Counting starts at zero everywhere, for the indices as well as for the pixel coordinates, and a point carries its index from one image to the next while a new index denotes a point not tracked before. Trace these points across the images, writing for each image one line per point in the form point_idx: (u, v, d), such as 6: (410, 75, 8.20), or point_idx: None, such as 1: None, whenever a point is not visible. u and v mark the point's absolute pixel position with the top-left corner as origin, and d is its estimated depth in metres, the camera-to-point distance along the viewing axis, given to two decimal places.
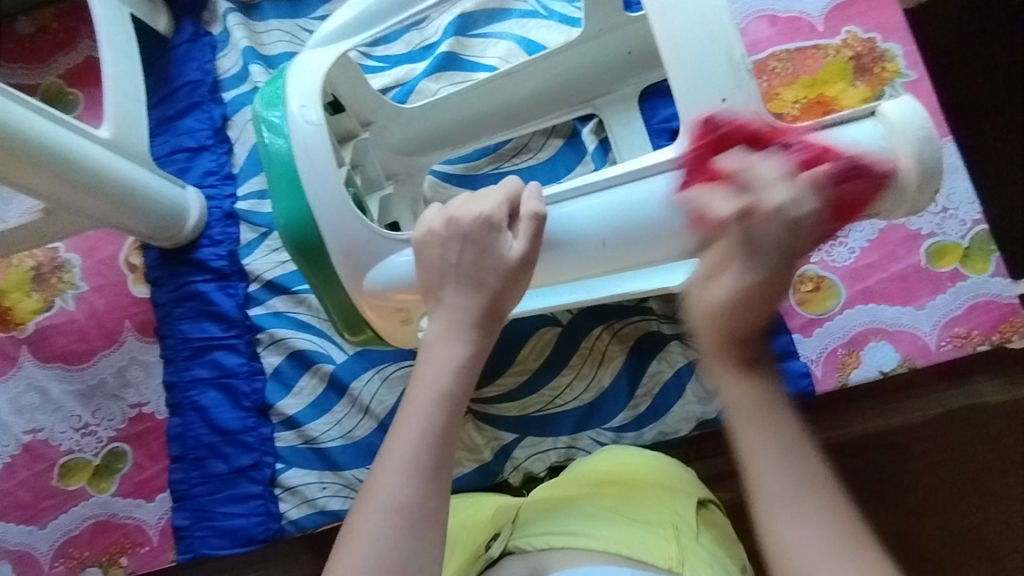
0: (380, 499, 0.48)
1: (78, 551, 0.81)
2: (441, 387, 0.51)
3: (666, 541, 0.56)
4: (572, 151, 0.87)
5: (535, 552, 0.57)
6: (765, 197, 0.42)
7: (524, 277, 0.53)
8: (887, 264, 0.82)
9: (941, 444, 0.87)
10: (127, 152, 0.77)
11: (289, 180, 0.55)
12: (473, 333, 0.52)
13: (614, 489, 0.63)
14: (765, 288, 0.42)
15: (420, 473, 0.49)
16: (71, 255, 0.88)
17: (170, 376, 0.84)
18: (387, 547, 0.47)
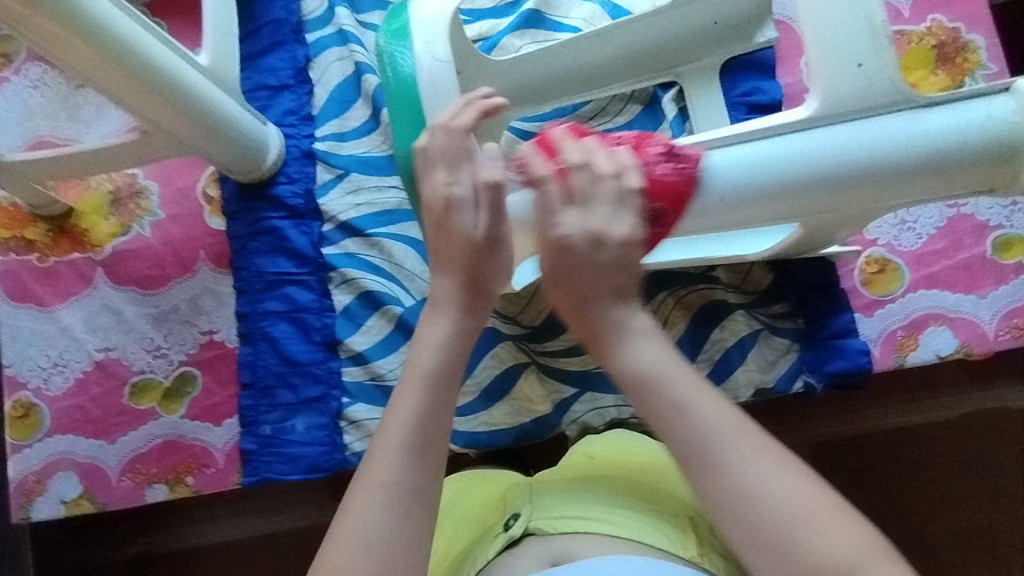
0: (372, 475, 0.51)
1: (145, 467, 0.84)
2: (428, 362, 0.55)
3: (684, 532, 0.61)
4: (650, 118, 0.88)
5: (559, 535, 0.61)
6: (586, 182, 0.53)
7: (490, 250, 0.56)
8: (953, 253, 0.83)
9: (962, 444, 0.91)
10: (223, 84, 0.78)
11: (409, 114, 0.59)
12: (457, 310, 0.57)
13: (612, 472, 0.66)
14: (564, 275, 0.54)
15: (408, 450, 0.52)
16: (149, 183, 0.90)
17: (243, 307, 0.87)
18: (380, 525, 0.50)
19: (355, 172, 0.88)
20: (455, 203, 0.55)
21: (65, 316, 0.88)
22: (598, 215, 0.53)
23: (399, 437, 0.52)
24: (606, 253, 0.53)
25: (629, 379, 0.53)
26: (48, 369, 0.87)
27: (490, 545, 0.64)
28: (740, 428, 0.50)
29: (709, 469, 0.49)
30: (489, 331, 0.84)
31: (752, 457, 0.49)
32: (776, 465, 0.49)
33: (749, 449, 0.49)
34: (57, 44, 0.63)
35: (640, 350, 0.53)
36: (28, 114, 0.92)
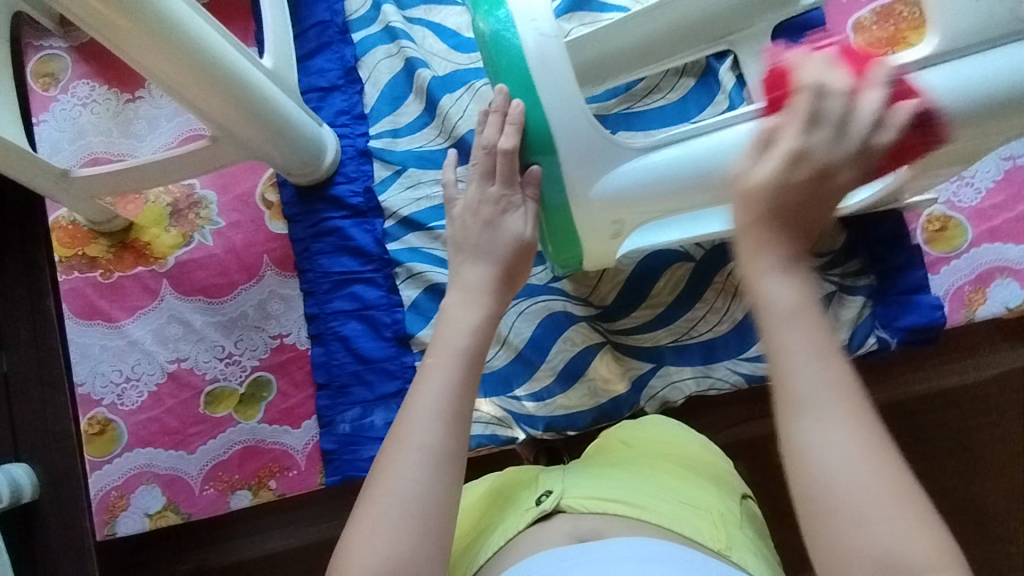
0: (411, 437, 0.52)
1: (227, 475, 0.84)
2: (460, 342, 0.57)
3: (715, 526, 0.62)
4: (704, 90, 0.90)
5: (589, 514, 0.62)
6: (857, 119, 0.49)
7: (531, 253, 0.64)
8: (1013, 205, 0.84)
9: (991, 398, 0.94)
10: (282, 84, 0.79)
11: (522, 86, 0.58)
12: (487, 299, 0.60)
13: (647, 463, 0.70)
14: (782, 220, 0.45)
15: (443, 417, 0.54)
16: (207, 192, 0.90)
17: (312, 308, 0.87)
18: (414, 479, 0.51)
19: (413, 167, 0.89)
20: (510, 206, 0.63)
21: (134, 330, 0.88)
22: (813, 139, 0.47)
23: (435, 406, 0.54)
24: (808, 170, 0.46)
25: (769, 313, 0.43)
26: (121, 384, 0.87)
27: (522, 518, 0.64)
28: (852, 394, 0.41)
29: (806, 425, 0.40)
30: (561, 315, 0.85)
31: (846, 423, 0.40)
32: (860, 437, 0.40)
33: (843, 419, 0.40)
34: (137, 49, 0.62)
35: (776, 286, 0.44)
36: (79, 132, 0.93)
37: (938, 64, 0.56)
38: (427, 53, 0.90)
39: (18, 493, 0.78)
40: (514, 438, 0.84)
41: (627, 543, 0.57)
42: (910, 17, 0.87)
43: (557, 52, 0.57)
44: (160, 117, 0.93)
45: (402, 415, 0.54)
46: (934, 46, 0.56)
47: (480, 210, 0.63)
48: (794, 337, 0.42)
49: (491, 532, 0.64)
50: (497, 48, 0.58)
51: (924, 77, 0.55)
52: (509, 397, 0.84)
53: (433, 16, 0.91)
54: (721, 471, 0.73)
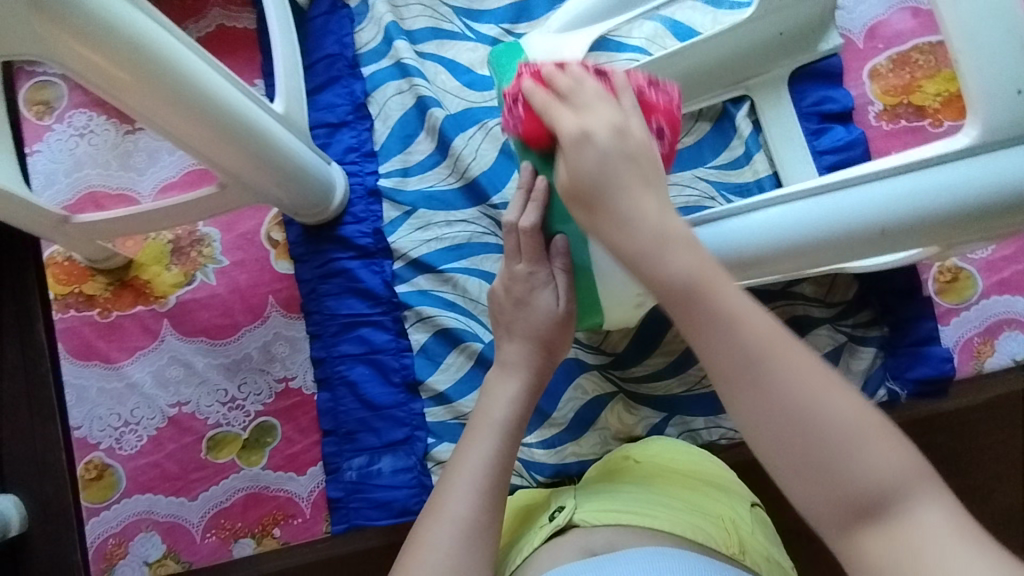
0: (444, 511, 0.56)
1: (230, 522, 0.82)
2: (498, 417, 0.62)
3: (725, 531, 0.63)
4: (719, 135, 0.88)
5: (601, 527, 0.62)
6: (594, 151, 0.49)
7: (567, 327, 0.64)
8: (1022, 257, 0.84)
9: (994, 427, 0.94)
10: (293, 127, 0.77)
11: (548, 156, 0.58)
12: (526, 371, 0.64)
13: (650, 475, 0.69)
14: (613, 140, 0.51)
15: (479, 489, 0.58)
16: (210, 229, 0.88)
17: (319, 351, 0.85)
18: (447, 553, 0.54)
19: (423, 207, 0.87)
20: (539, 283, 0.63)
21: (133, 372, 0.85)
22: (602, 116, 0.50)
23: (472, 478, 0.58)
24: (611, 138, 0.49)
25: (674, 292, 0.45)
26: (119, 428, 0.85)
27: (535, 535, 0.64)
28: (818, 374, 0.43)
29: (764, 395, 0.42)
30: (573, 362, 0.84)
31: (825, 388, 0.42)
32: (827, 383, 0.42)
33: (813, 385, 0.42)
34: (145, 104, 0.60)
35: (675, 258, 0.45)
36: (76, 163, 0.90)
37: (971, 157, 0.55)
38: (439, 91, 0.89)
39: (5, 527, 0.79)
40: (524, 486, 0.82)
41: (640, 555, 0.57)
42: (924, 66, 0.87)
43: None
44: (161, 150, 0.90)
45: (440, 486, 0.59)
46: (969, 139, 0.56)
47: (513, 289, 0.64)
48: (722, 335, 0.43)
49: (510, 554, 0.65)
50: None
51: (947, 172, 0.55)
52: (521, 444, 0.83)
53: (445, 52, 0.89)
54: (728, 478, 0.72)
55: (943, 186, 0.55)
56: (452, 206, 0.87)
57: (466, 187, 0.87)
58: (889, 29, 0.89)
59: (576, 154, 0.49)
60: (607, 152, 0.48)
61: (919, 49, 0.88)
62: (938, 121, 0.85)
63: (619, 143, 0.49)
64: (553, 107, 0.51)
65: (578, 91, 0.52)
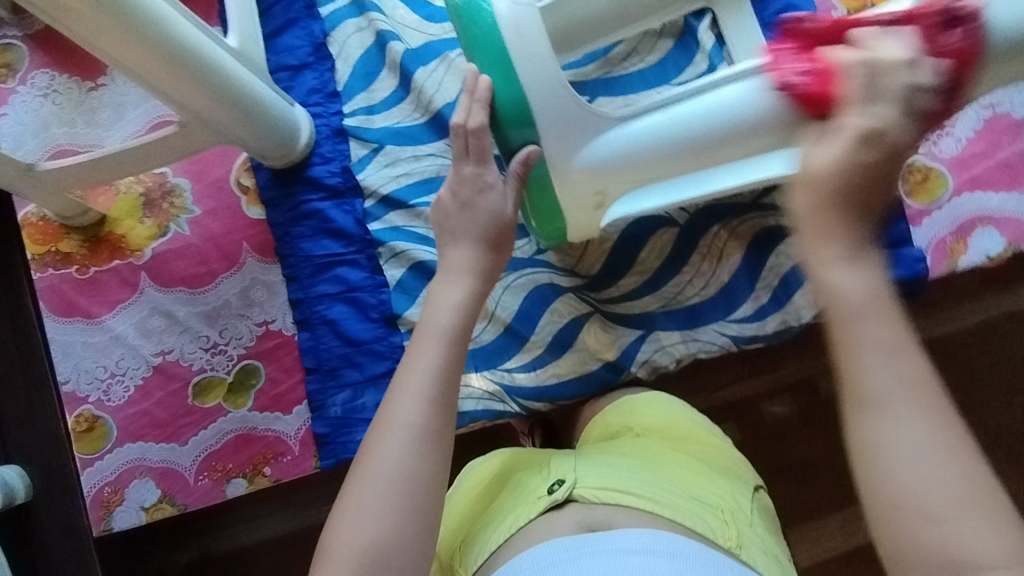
0: (394, 418, 0.55)
1: (221, 464, 0.84)
2: (442, 321, 0.59)
3: (725, 523, 0.60)
4: (682, 52, 0.87)
5: (601, 505, 0.59)
6: (896, 82, 0.46)
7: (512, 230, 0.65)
8: (992, 153, 0.84)
9: (992, 347, 0.91)
10: (251, 64, 0.76)
11: (500, 61, 0.60)
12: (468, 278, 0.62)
13: (655, 451, 0.67)
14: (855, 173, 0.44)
15: (431, 400, 0.56)
16: (181, 180, 0.88)
17: (296, 293, 0.86)
18: (400, 463, 0.53)
19: (390, 143, 0.87)
20: (486, 186, 0.64)
21: (116, 325, 0.86)
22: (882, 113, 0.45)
23: (421, 385, 0.56)
24: (877, 154, 0.44)
25: (817, 182, 0.44)
26: (107, 380, 0.86)
27: (532, 508, 0.61)
28: (932, 420, 0.40)
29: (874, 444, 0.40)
30: (547, 288, 0.84)
31: (933, 446, 0.39)
32: (935, 439, 0.39)
33: (912, 409, 0.40)
34: (95, 32, 0.59)
35: (844, 276, 0.43)
36: (42, 124, 0.90)
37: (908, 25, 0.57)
38: (398, 25, 0.88)
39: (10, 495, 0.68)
40: (506, 410, 0.84)
41: (630, 538, 0.55)
42: None
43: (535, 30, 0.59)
44: (125, 105, 0.90)
45: (393, 391, 0.57)
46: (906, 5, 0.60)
47: (460, 192, 0.64)
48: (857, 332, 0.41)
49: (498, 519, 0.62)
50: (470, 20, 0.60)
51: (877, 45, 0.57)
52: (502, 370, 0.84)
53: None
54: (732, 463, 0.70)
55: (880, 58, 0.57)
56: (418, 141, 0.87)
57: (431, 121, 0.87)
58: None
59: (814, 169, 0.45)
60: (870, 169, 0.44)
61: None
62: None
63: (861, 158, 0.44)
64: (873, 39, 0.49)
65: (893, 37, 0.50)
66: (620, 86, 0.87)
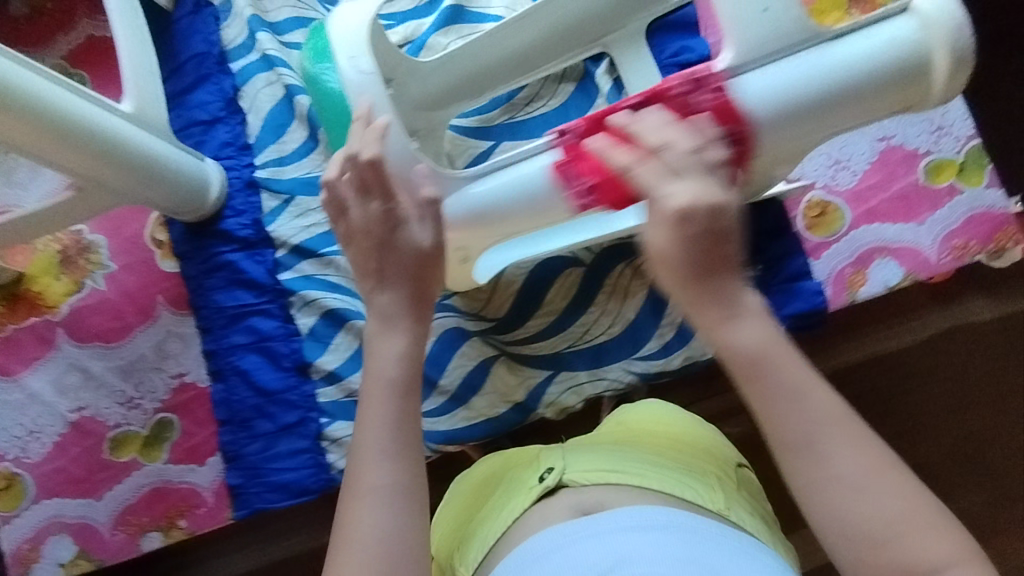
0: (361, 482, 0.52)
1: (137, 518, 0.85)
2: (391, 373, 0.56)
3: (712, 489, 0.63)
4: (584, 95, 0.89)
5: (590, 487, 0.62)
6: (661, 165, 0.47)
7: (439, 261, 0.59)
8: (888, 184, 0.86)
9: (954, 355, 0.91)
10: (149, 126, 0.78)
11: (347, 126, 0.63)
12: (409, 319, 0.57)
13: (636, 439, 0.70)
14: (703, 243, 0.46)
15: (392, 454, 0.53)
16: (96, 236, 0.89)
17: (209, 345, 0.87)
18: (386, 525, 0.51)
19: (301, 195, 0.88)
20: (400, 221, 0.57)
21: (33, 382, 0.87)
22: (693, 189, 0.46)
23: (379, 442, 0.53)
24: (697, 229, 0.45)
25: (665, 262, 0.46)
26: (24, 438, 0.87)
27: (523, 497, 0.64)
28: (850, 426, 0.46)
29: (810, 463, 0.46)
30: (455, 331, 0.85)
31: (855, 450, 0.45)
32: (859, 448, 0.45)
33: (842, 441, 0.45)
34: None
35: (741, 331, 0.47)
36: None
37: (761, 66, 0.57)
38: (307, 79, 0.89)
39: None
40: None
41: (623, 514, 0.57)
42: None
43: (376, 95, 0.60)
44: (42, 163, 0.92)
45: (354, 453, 0.54)
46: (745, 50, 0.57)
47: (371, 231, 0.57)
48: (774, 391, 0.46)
49: (493, 516, 0.65)
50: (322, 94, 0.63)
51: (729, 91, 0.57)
52: (412, 415, 0.84)
53: None
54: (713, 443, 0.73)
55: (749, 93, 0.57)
56: None
57: None
58: None
59: (672, 234, 0.46)
60: (699, 229, 0.45)
61: None
62: None
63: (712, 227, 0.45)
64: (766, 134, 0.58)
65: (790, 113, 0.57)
66: (525, 130, 0.89)
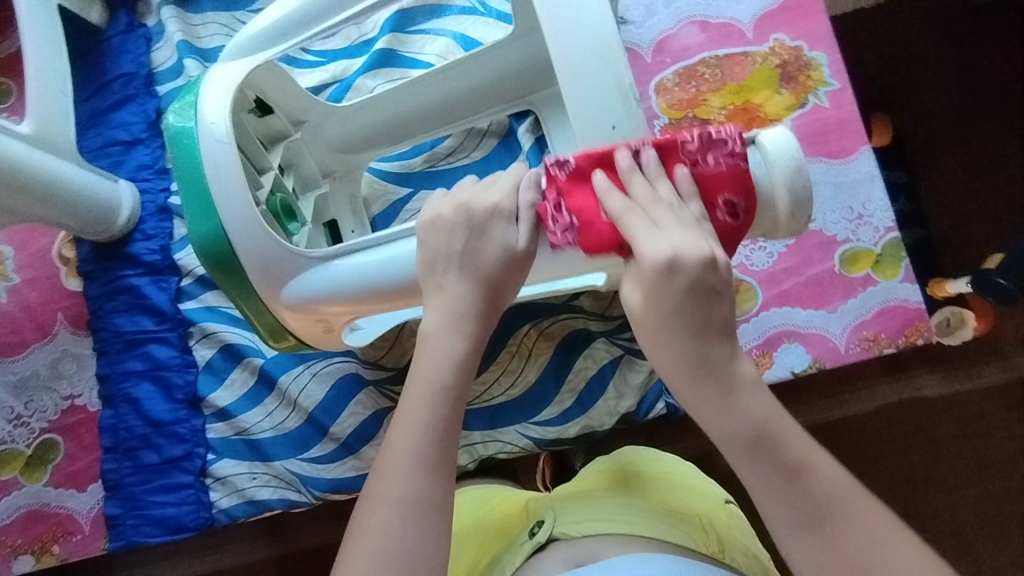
0: (388, 491, 0.49)
1: (10, 539, 0.83)
2: (440, 379, 0.52)
3: (705, 531, 0.60)
4: (506, 150, 0.88)
5: (583, 538, 0.58)
6: (648, 228, 0.46)
7: (527, 268, 0.53)
8: (803, 269, 0.85)
9: (911, 428, 0.91)
10: (53, 148, 0.79)
11: (200, 197, 0.62)
12: (470, 324, 0.53)
13: (625, 482, 0.66)
14: (691, 308, 0.45)
15: (427, 466, 0.50)
16: (4, 247, 0.89)
17: (104, 368, 0.85)
18: (401, 540, 0.48)
19: None
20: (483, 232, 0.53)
21: None
22: (675, 238, 0.45)
23: (411, 452, 0.50)
24: (684, 279, 0.45)
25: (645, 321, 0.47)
26: None
27: (516, 554, 0.60)
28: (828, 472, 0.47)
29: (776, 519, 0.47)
30: (352, 378, 0.84)
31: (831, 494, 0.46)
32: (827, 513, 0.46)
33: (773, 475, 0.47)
34: None
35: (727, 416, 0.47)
36: None
37: None
38: None
39: None
40: (302, 501, 0.83)
41: (621, 563, 0.53)
42: (710, 80, 0.87)
43: (229, 164, 0.60)
44: None
45: (379, 463, 0.51)
46: None
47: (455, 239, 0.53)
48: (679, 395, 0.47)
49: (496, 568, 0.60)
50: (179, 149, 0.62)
51: None
52: (299, 459, 0.83)
53: None
54: (696, 479, 0.69)
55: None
56: None
57: None
58: (676, 44, 0.89)
59: (654, 287, 0.45)
60: (686, 292, 0.45)
61: (705, 63, 0.88)
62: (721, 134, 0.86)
63: (702, 278, 0.45)
64: (632, 220, 0.47)
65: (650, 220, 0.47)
66: (443, 180, 0.88)
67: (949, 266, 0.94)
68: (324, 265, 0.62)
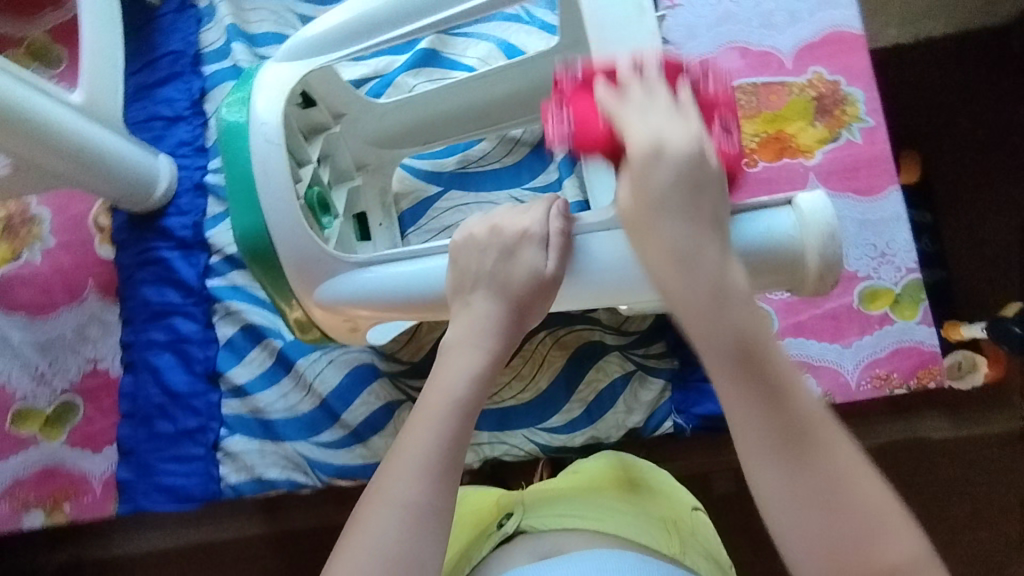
0: (392, 493, 0.47)
1: (23, 493, 0.86)
2: (457, 393, 0.51)
3: (669, 533, 0.60)
4: (538, 158, 0.90)
5: (547, 532, 0.59)
6: (642, 118, 0.51)
7: (552, 292, 0.56)
8: (821, 302, 0.85)
9: (911, 468, 0.90)
10: (100, 118, 0.81)
11: (247, 197, 0.65)
12: (493, 341, 0.54)
13: (605, 483, 0.65)
14: (679, 192, 0.48)
15: (432, 471, 0.48)
16: (42, 210, 0.91)
17: (128, 336, 0.88)
18: (392, 538, 0.46)
19: None
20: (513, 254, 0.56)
21: None
22: (663, 125, 0.50)
23: (421, 458, 0.49)
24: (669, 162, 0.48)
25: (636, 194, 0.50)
26: None
27: (483, 544, 0.61)
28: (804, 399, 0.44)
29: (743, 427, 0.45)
30: (367, 368, 0.86)
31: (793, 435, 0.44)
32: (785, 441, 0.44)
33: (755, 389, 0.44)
34: None
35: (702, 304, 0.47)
36: None
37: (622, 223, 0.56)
38: None
39: None
40: (308, 483, 0.85)
41: (579, 561, 0.54)
42: (745, 106, 0.88)
43: (279, 165, 0.64)
44: None
45: (386, 466, 0.50)
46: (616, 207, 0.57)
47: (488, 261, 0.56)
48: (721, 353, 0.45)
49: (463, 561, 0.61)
50: (231, 145, 0.66)
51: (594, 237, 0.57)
52: (309, 443, 0.85)
53: None
54: (674, 486, 0.69)
55: (599, 254, 0.56)
56: None
57: None
58: (716, 68, 0.89)
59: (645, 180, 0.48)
60: (680, 165, 0.48)
61: (742, 90, 0.88)
62: (752, 161, 0.86)
63: (691, 158, 0.48)
64: (622, 112, 0.51)
65: (642, 103, 0.52)
66: (472, 182, 0.90)
67: (966, 309, 0.93)
68: (361, 271, 0.65)
